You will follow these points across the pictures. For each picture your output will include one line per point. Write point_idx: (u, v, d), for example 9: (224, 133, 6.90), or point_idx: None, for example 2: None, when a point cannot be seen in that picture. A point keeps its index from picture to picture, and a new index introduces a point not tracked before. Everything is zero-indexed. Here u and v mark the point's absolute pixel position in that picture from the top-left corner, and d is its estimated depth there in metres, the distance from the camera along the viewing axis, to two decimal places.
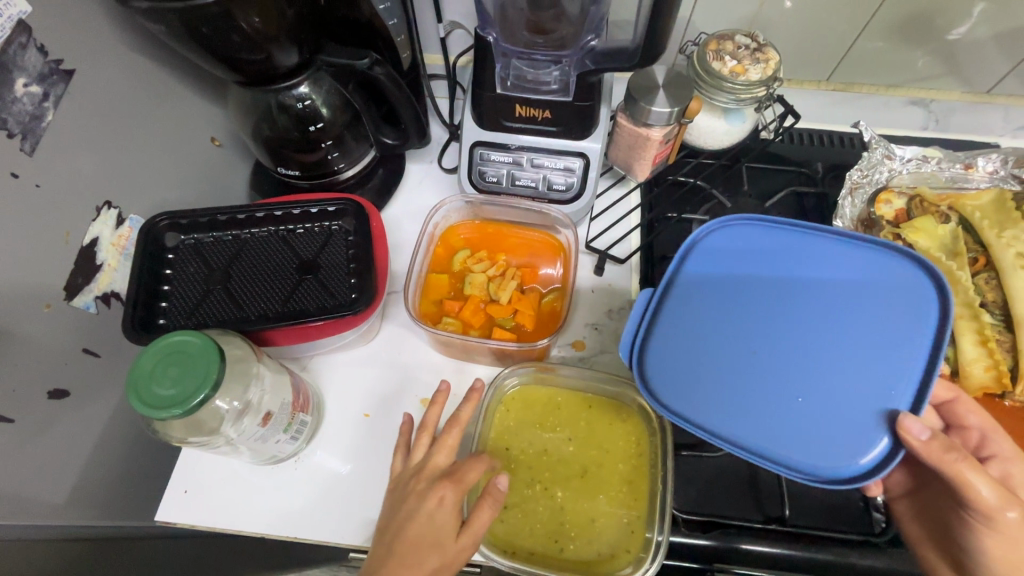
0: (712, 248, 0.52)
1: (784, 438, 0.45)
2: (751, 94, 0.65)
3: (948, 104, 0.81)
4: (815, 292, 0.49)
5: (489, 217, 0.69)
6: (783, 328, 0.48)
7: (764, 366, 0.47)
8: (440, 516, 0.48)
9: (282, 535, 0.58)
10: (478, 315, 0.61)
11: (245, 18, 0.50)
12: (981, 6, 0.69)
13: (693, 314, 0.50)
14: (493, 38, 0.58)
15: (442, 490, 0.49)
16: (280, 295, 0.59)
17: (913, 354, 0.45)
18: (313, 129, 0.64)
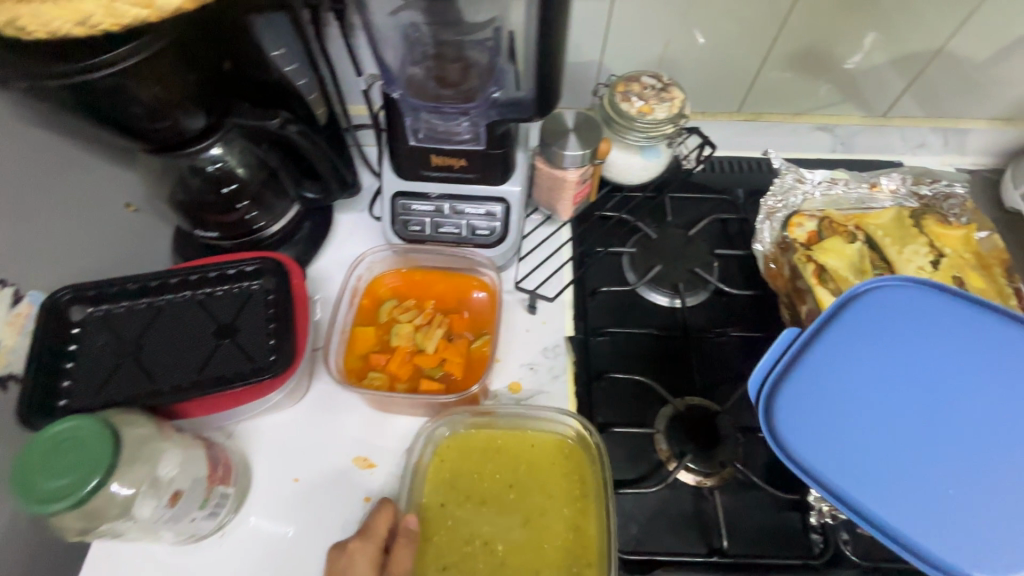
0: (866, 313, 0.55)
1: (921, 518, 0.46)
2: (660, 131, 0.68)
3: (851, 128, 0.85)
4: (960, 381, 0.51)
5: (415, 264, 0.68)
6: (927, 405, 0.50)
7: (906, 440, 0.49)
8: (357, 569, 0.50)
9: None
10: (406, 367, 0.60)
11: (141, 90, 0.49)
12: (871, 36, 0.74)
13: (836, 372, 0.52)
14: (400, 95, 0.57)
15: (350, 546, 0.52)
16: (196, 362, 0.57)
17: None
18: (228, 189, 0.64)
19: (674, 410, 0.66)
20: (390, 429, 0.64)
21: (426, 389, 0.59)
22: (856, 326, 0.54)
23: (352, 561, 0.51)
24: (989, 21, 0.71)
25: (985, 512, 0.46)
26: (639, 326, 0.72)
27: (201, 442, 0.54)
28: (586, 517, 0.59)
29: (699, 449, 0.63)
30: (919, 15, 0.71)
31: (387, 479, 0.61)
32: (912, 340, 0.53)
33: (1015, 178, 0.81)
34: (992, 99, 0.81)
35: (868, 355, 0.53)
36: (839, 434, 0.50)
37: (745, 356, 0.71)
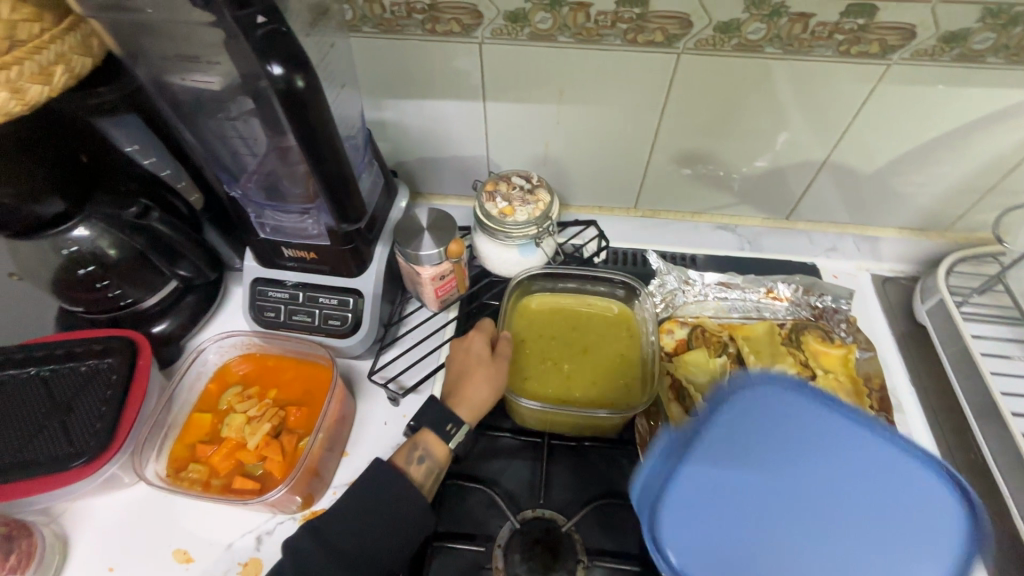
0: (800, 428, 0.39)
1: None
2: (525, 233, 0.68)
3: (753, 229, 0.84)
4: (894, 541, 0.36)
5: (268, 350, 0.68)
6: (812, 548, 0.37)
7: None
8: (474, 347, 0.66)
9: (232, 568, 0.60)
10: (226, 461, 0.59)
11: None
12: (783, 135, 0.71)
13: (785, 461, 0.38)
14: (240, 192, 0.61)
15: (470, 335, 0.67)
16: (15, 442, 0.58)
17: None
18: (84, 271, 0.65)
19: (514, 526, 0.63)
20: (221, 520, 0.62)
21: (239, 486, 0.58)
22: (812, 433, 0.39)
23: (472, 337, 0.66)
24: (866, 139, 0.70)
25: None
26: (502, 423, 0.71)
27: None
28: (631, 351, 0.70)
29: (533, 572, 0.60)
30: (794, 131, 0.70)
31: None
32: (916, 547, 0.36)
33: (920, 293, 0.76)
34: (899, 209, 0.78)
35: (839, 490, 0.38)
36: (723, 511, 0.38)
37: (605, 466, 0.68)
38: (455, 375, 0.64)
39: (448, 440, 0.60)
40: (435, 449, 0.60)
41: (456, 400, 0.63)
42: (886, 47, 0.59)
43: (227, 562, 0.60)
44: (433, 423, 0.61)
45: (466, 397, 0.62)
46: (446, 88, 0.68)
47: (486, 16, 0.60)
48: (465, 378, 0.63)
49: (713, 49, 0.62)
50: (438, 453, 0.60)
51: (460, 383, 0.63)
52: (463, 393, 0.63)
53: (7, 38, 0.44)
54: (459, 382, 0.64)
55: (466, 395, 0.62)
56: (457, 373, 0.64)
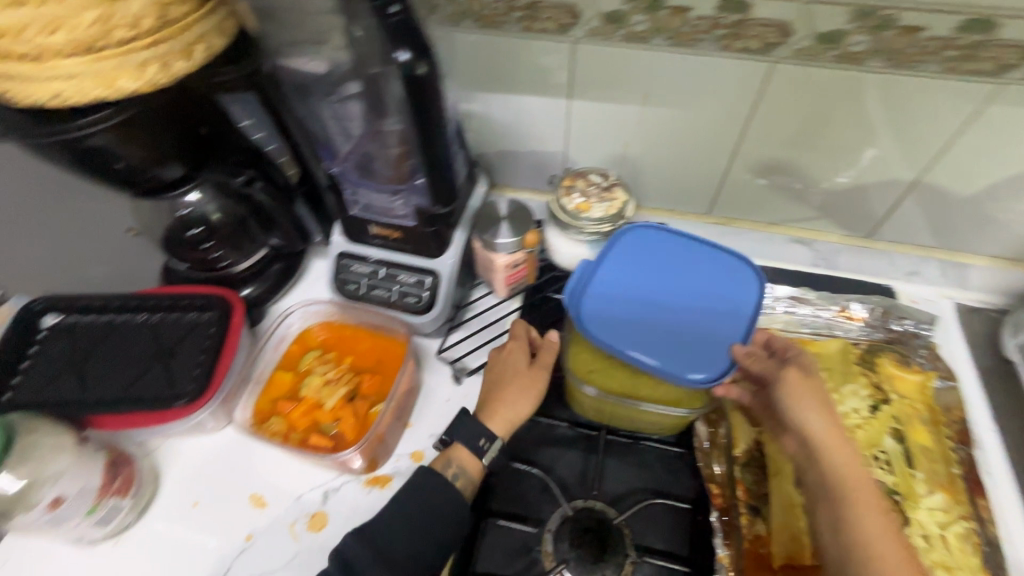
0: (654, 237, 0.68)
1: (653, 336, 0.60)
2: (599, 229, 0.69)
3: (831, 245, 0.82)
4: (708, 286, 0.64)
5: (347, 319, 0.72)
6: (668, 297, 0.63)
7: (656, 323, 0.61)
8: (510, 359, 0.68)
9: (300, 516, 0.64)
10: (305, 418, 0.64)
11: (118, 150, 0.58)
12: (872, 153, 0.69)
13: (644, 270, 0.66)
14: (339, 170, 0.66)
15: (508, 345, 0.69)
16: (123, 381, 0.63)
17: (737, 300, 0.62)
18: (196, 232, 0.72)
19: (566, 513, 0.65)
20: (292, 473, 0.67)
21: (315, 442, 0.62)
22: (660, 240, 0.68)
23: (510, 349, 0.68)
24: (964, 161, 0.67)
25: (697, 332, 0.60)
26: (559, 413, 0.72)
27: (108, 453, 0.60)
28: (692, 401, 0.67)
29: (581, 560, 0.61)
30: (885, 148, 0.68)
31: (272, 521, 0.64)
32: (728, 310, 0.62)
33: (1011, 326, 0.72)
34: (995, 237, 0.74)
35: (678, 284, 0.64)
36: (617, 299, 0.63)
37: (658, 467, 0.68)
38: (491, 387, 0.66)
39: (480, 455, 0.62)
40: (470, 462, 0.62)
41: (489, 414, 0.64)
42: (1000, 66, 0.57)
43: (295, 511, 0.65)
44: (468, 436, 0.62)
45: (501, 411, 0.64)
46: (534, 83, 0.70)
47: (583, 16, 0.61)
48: (497, 391, 0.65)
49: (809, 58, 0.61)
50: (471, 466, 0.62)
51: (495, 395, 0.65)
52: (498, 406, 0.64)
53: (160, 19, 0.49)
54: (494, 393, 0.66)
55: (502, 408, 0.64)
56: (492, 385, 0.66)
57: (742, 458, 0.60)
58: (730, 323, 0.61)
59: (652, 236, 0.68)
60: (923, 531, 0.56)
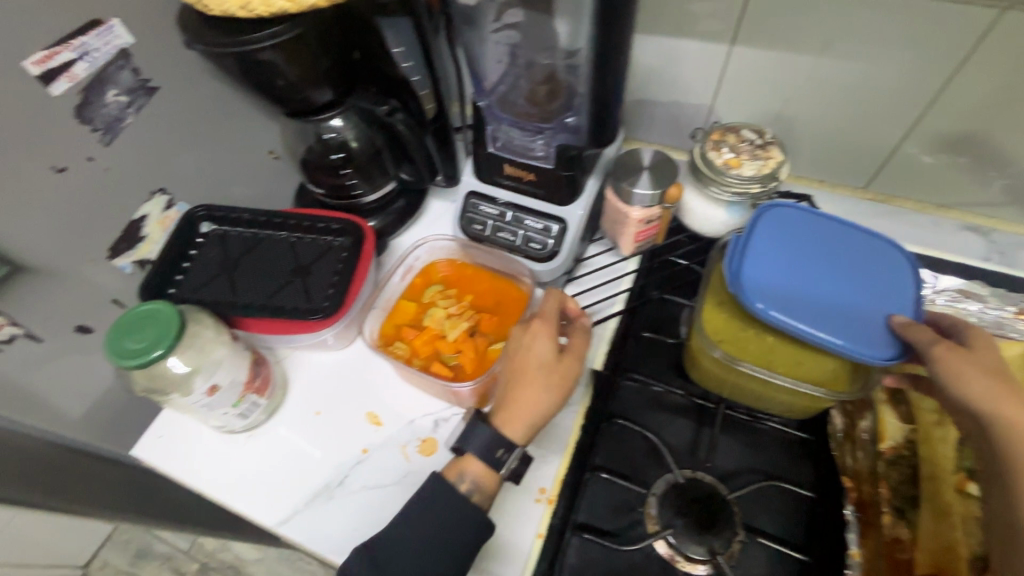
0: (802, 210, 0.63)
1: (823, 316, 0.56)
2: (745, 189, 0.64)
3: (1013, 238, 0.71)
4: (861, 257, 0.60)
5: (469, 258, 0.73)
6: (826, 270, 0.59)
7: (819, 299, 0.57)
8: (538, 347, 0.60)
9: (413, 440, 0.67)
10: (426, 346, 0.66)
11: (284, 64, 0.60)
12: None
13: (798, 241, 0.61)
14: (486, 104, 0.64)
15: (534, 328, 0.61)
16: (267, 290, 0.68)
17: (892, 271, 0.59)
18: (336, 157, 0.75)
19: (676, 479, 0.63)
20: (406, 398, 0.70)
21: (436, 370, 0.64)
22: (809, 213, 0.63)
23: (534, 338, 0.60)
24: None
25: (861, 307, 0.57)
26: (673, 381, 0.70)
27: (252, 354, 0.64)
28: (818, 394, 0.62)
29: (688, 528, 0.59)
30: None
31: (387, 440, 0.67)
32: (891, 280, 0.58)
33: None
34: None
35: (837, 256, 0.60)
36: (782, 270, 0.59)
37: (780, 451, 0.64)
38: (510, 381, 0.59)
39: (497, 467, 0.57)
40: (485, 475, 0.57)
41: (506, 414, 0.58)
42: None
43: (408, 434, 0.68)
44: (488, 446, 0.57)
45: (520, 412, 0.58)
46: (699, 24, 0.64)
47: None
48: (519, 384, 0.58)
49: None
50: (486, 482, 0.56)
51: (513, 391, 0.59)
52: (515, 407, 0.58)
53: None
54: (512, 388, 0.59)
55: (524, 410, 0.57)
56: (512, 378, 0.59)
57: (890, 454, 0.54)
58: (890, 295, 0.57)
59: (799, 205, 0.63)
60: None
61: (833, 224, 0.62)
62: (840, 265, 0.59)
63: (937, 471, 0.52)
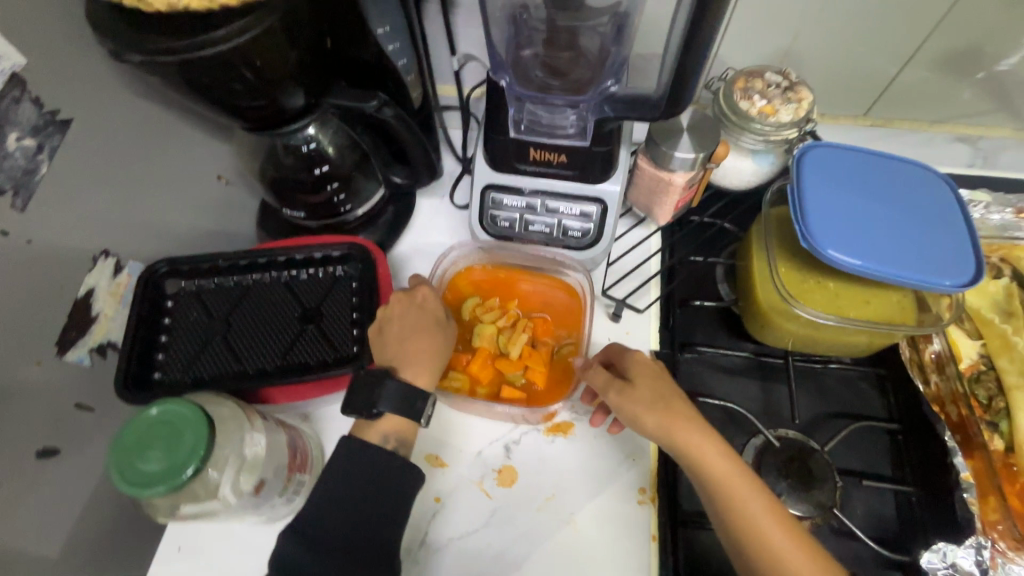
0: (843, 154, 0.61)
1: (896, 256, 0.55)
2: (782, 135, 0.61)
3: (998, 142, 0.75)
4: (909, 191, 0.59)
5: (501, 261, 0.66)
6: (883, 207, 0.57)
7: (888, 239, 0.56)
8: (430, 305, 0.56)
9: (488, 473, 0.60)
10: (487, 371, 0.59)
11: (248, 66, 0.46)
12: None
13: (850, 182, 0.59)
14: (507, 83, 0.54)
15: (420, 289, 0.57)
16: (281, 346, 0.56)
17: (941, 201, 0.58)
18: (319, 172, 0.62)
19: (766, 441, 0.60)
20: (465, 428, 0.62)
21: (507, 395, 0.59)
22: (849, 155, 0.61)
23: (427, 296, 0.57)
24: None
25: (926, 238, 0.56)
26: (733, 343, 0.68)
27: (282, 427, 0.54)
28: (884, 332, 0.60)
29: (794, 489, 0.57)
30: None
31: (457, 482, 0.60)
32: (942, 211, 0.58)
33: None
34: None
35: (888, 193, 0.59)
36: (846, 215, 0.57)
37: (850, 392, 0.63)
38: (404, 334, 0.54)
39: (418, 418, 0.51)
40: (403, 426, 0.51)
41: (414, 366, 0.53)
42: None
43: (480, 468, 0.60)
44: (400, 398, 0.50)
45: (427, 361, 0.53)
46: None
47: None
48: (414, 336, 0.54)
49: None
50: (410, 433, 0.51)
51: (411, 343, 0.54)
52: (420, 356, 0.53)
53: None
54: (408, 340, 0.54)
55: (426, 353, 0.53)
56: (407, 333, 0.54)
57: (970, 372, 0.57)
58: (948, 224, 0.57)
59: (838, 145, 0.61)
60: None
61: (872, 162, 0.61)
62: (894, 202, 0.58)
63: (1017, 376, 0.55)
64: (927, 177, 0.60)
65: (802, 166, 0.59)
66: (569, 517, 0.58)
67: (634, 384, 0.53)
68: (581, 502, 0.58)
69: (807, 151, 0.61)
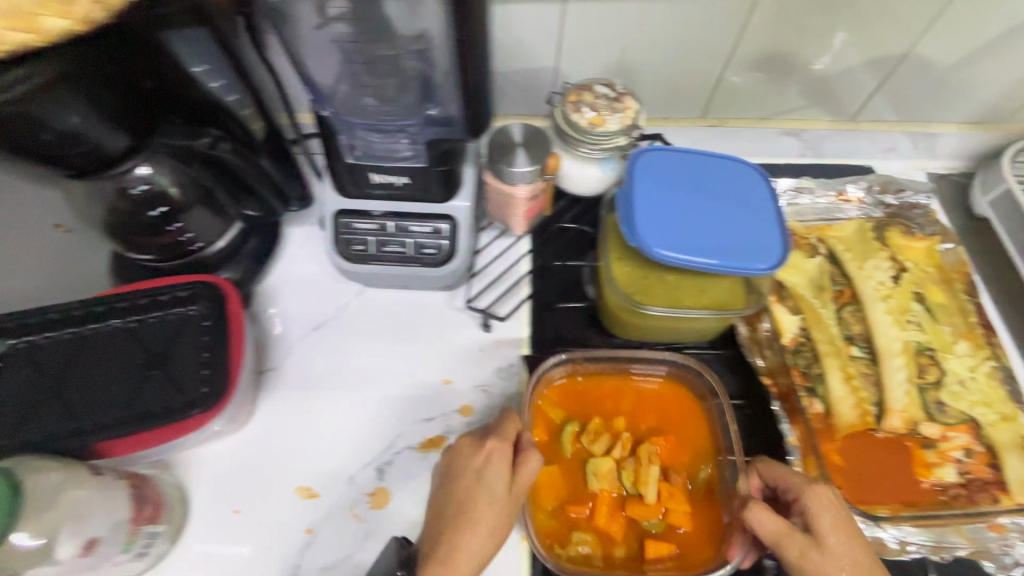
0: (668, 157, 0.65)
1: (716, 248, 0.59)
2: (613, 143, 0.65)
3: (818, 132, 0.83)
4: (725, 184, 0.64)
5: (587, 374, 0.65)
6: (705, 203, 0.62)
7: (709, 233, 0.60)
8: (493, 478, 0.52)
9: (360, 498, 0.60)
10: (616, 521, 0.58)
11: (61, 117, 0.45)
12: (827, 39, 0.71)
13: (673, 183, 0.63)
14: (332, 113, 0.56)
15: (487, 447, 0.53)
16: (121, 396, 0.54)
17: (753, 189, 0.64)
18: (158, 214, 0.61)
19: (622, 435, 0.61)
20: (337, 455, 0.62)
21: (655, 551, 0.56)
22: (674, 158, 0.65)
23: (488, 463, 0.52)
24: (938, 31, 0.70)
25: (742, 227, 0.61)
26: (596, 339, 0.70)
27: (127, 479, 0.52)
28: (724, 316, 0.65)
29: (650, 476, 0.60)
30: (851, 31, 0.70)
31: (330, 511, 0.59)
32: (754, 199, 0.63)
33: (981, 185, 0.79)
34: (963, 102, 0.79)
35: (708, 189, 0.63)
36: (671, 215, 0.61)
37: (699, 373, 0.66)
38: (467, 516, 0.51)
39: None
40: None
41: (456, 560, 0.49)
42: None
43: (353, 494, 0.60)
44: None
45: (458, 562, 0.49)
46: None
47: None
48: (453, 519, 0.51)
49: None
50: None
51: (453, 533, 0.51)
52: (453, 557, 0.50)
53: None
54: (458, 522, 0.51)
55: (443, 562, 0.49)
56: (461, 511, 0.51)
57: (793, 345, 0.63)
58: (760, 212, 0.62)
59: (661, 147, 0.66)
60: (958, 377, 0.61)
61: (692, 159, 0.65)
62: (713, 196, 0.63)
63: (827, 346, 0.62)
64: (740, 169, 0.65)
65: (630, 174, 0.63)
66: None
67: (822, 541, 0.48)
68: None
69: (635, 159, 0.65)
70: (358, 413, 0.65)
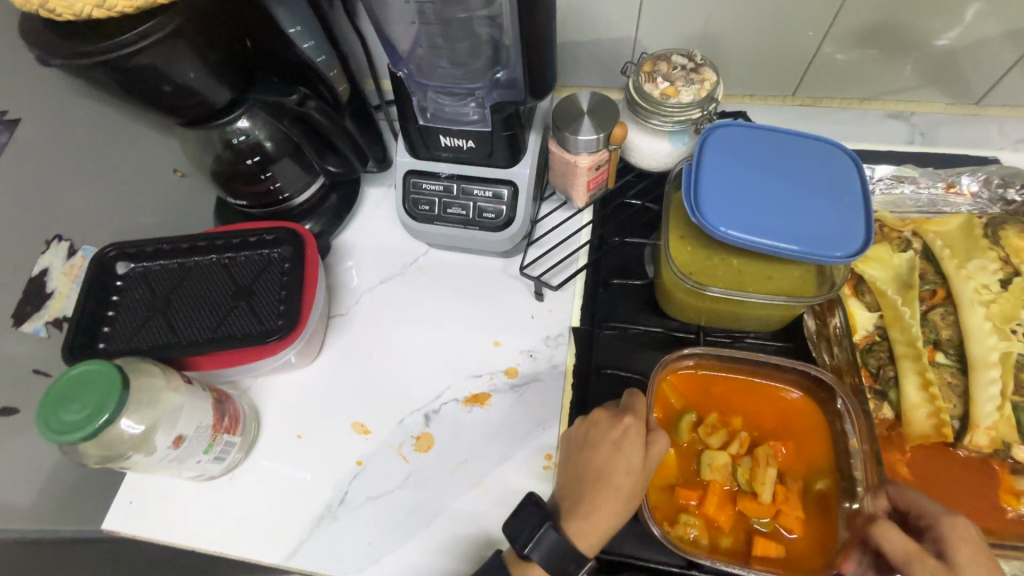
0: (745, 134, 0.61)
1: (787, 231, 0.56)
2: (686, 115, 0.63)
3: (931, 117, 0.75)
4: (806, 165, 0.59)
5: (713, 363, 0.60)
6: (780, 184, 0.58)
7: (782, 216, 0.56)
8: (626, 450, 0.50)
9: (407, 437, 0.65)
10: (726, 512, 0.54)
11: (177, 71, 0.52)
12: (949, 10, 0.64)
13: (747, 161, 0.60)
14: (405, 74, 0.60)
15: (625, 422, 0.52)
16: (212, 320, 0.62)
17: (837, 172, 0.59)
18: (252, 162, 0.67)
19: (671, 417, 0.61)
20: (390, 398, 0.67)
21: (761, 551, 0.53)
22: (751, 135, 0.62)
23: (626, 436, 0.51)
24: None
25: (820, 212, 0.56)
26: (650, 320, 0.69)
27: (212, 393, 0.60)
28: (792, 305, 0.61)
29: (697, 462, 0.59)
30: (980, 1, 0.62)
31: (379, 447, 0.64)
32: (838, 182, 0.58)
33: None
34: None
35: (785, 170, 0.59)
36: (740, 194, 0.58)
37: None
38: (600, 479, 0.50)
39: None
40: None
41: (589, 521, 0.49)
42: None
43: (401, 435, 0.65)
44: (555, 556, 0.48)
45: (596, 520, 0.49)
46: None
47: None
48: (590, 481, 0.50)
49: None
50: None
51: (593, 496, 0.50)
52: (593, 517, 0.49)
53: None
54: (596, 485, 0.50)
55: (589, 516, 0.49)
56: (598, 474, 0.51)
57: (864, 343, 0.60)
58: (842, 196, 0.57)
59: (738, 122, 0.62)
60: None
61: (772, 138, 0.61)
62: (790, 177, 0.59)
63: (904, 347, 0.57)
64: (826, 150, 0.60)
65: (701, 150, 0.60)
66: (478, 479, 0.61)
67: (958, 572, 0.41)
68: (490, 466, 0.62)
69: (708, 136, 0.62)
70: (416, 362, 0.69)
